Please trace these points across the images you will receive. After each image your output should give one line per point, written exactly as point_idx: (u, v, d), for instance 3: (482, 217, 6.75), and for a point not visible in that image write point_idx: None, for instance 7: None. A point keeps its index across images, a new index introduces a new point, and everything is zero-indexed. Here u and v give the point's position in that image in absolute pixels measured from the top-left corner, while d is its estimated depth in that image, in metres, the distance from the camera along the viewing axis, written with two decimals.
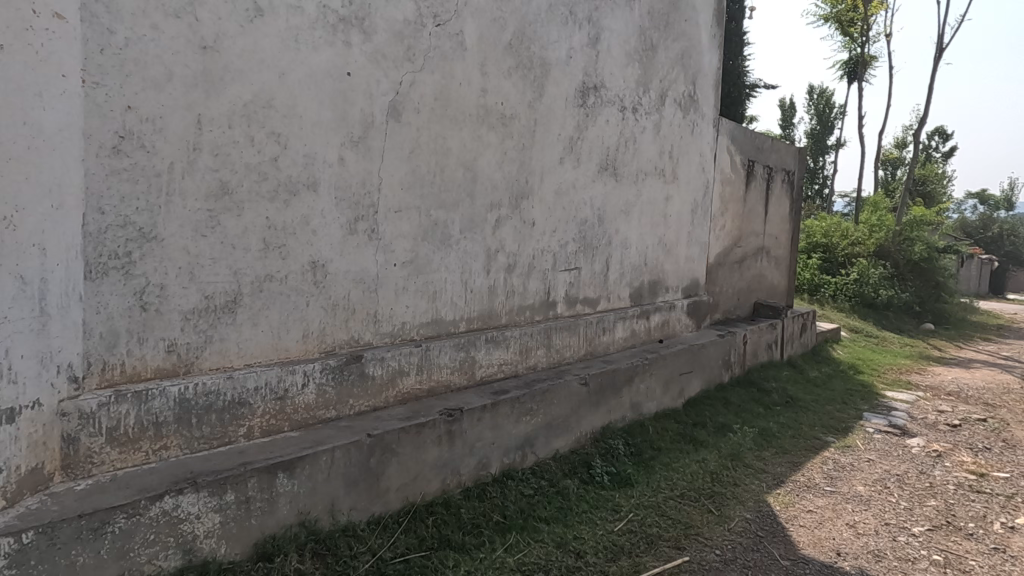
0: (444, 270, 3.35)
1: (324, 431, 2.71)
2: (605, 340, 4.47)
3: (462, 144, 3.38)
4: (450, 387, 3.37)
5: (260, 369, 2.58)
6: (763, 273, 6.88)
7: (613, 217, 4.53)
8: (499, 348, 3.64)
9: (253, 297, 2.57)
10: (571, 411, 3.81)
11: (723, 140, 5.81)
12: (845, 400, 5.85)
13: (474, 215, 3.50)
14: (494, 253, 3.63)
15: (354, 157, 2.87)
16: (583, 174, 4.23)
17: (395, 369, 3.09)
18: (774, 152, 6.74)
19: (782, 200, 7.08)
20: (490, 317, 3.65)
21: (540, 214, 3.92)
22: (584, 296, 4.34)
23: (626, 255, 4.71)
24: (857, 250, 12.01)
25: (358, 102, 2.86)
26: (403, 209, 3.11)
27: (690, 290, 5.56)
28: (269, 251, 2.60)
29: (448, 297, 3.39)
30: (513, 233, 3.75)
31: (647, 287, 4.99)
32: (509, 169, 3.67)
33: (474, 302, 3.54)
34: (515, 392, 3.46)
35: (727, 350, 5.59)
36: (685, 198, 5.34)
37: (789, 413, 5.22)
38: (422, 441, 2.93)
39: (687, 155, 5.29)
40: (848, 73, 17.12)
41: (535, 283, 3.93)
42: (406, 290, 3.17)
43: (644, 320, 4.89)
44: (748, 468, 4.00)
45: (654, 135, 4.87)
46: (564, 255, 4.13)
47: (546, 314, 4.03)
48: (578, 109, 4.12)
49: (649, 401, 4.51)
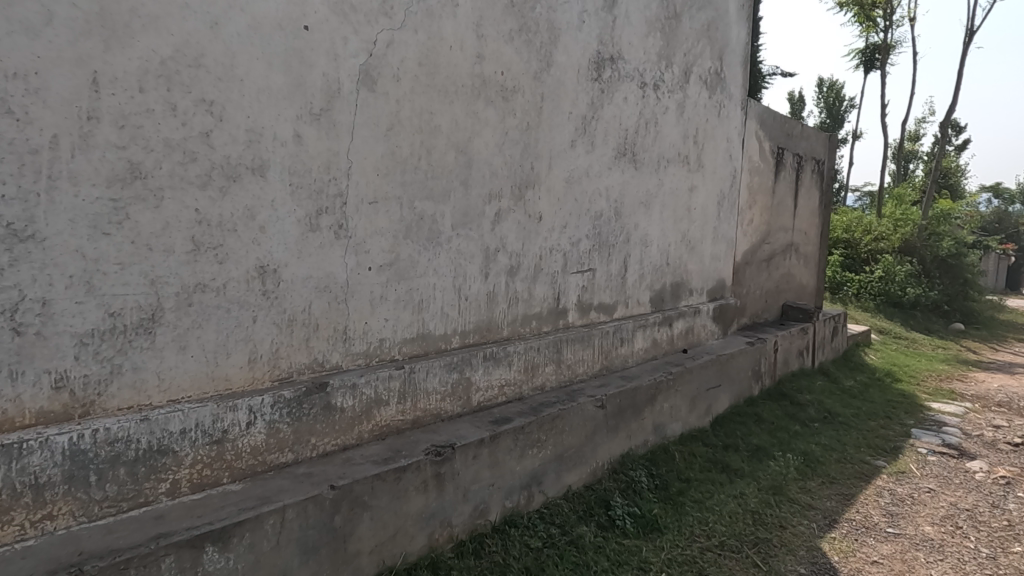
0: (432, 274, 2.76)
1: (276, 483, 2.13)
2: (623, 352, 3.88)
3: (455, 121, 2.78)
4: (440, 415, 2.78)
5: (189, 407, 1.99)
6: (791, 271, 6.27)
7: (632, 210, 3.93)
8: (500, 366, 3.06)
9: (178, 313, 1.99)
10: (585, 440, 3.22)
11: (751, 124, 5.20)
12: (888, 414, 5.23)
13: (469, 207, 2.90)
14: (493, 253, 3.04)
15: (316, 134, 2.28)
16: (598, 160, 3.63)
17: (371, 398, 2.50)
18: (804, 139, 6.12)
19: (811, 191, 6.46)
20: (489, 330, 3.06)
21: (548, 207, 3.33)
22: (600, 302, 3.75)
23: (646, 254, 4.11)
24: (882, 247, 11.35)
25: (319, 65, 2.27)
26: (380, 200, 2.52)
27: (716, 293, 4.96)
28: (200, 253, 2.02)
29: (438, 307, 2.80)
30: (517, 229, 3.16)
31: (670, 290, 4.39)
32: (511, 153, 3.08)
33: (469, 312, 2.95)
34: (519, 421, 2.88)
35: (756, 359, 4.99)
36: (710, 189, 4.74)
37: (829, 431, 4.61)
38: (402, 489, 2.35)
39: (713, 140, 4.69)
40: (865, 62, 16.43)
41: (542, 288, 3.34)
42: (384, 300, 2.58)
43: (666, 328, 4.29)
44: (794, 505, 3.40)
45: (677, 117, 4.27)
46: (576, 254, 3.53)
47: (555, 324, 3.44)
48: (591, 83, 3.52)
49: (673, 422, 3.93)
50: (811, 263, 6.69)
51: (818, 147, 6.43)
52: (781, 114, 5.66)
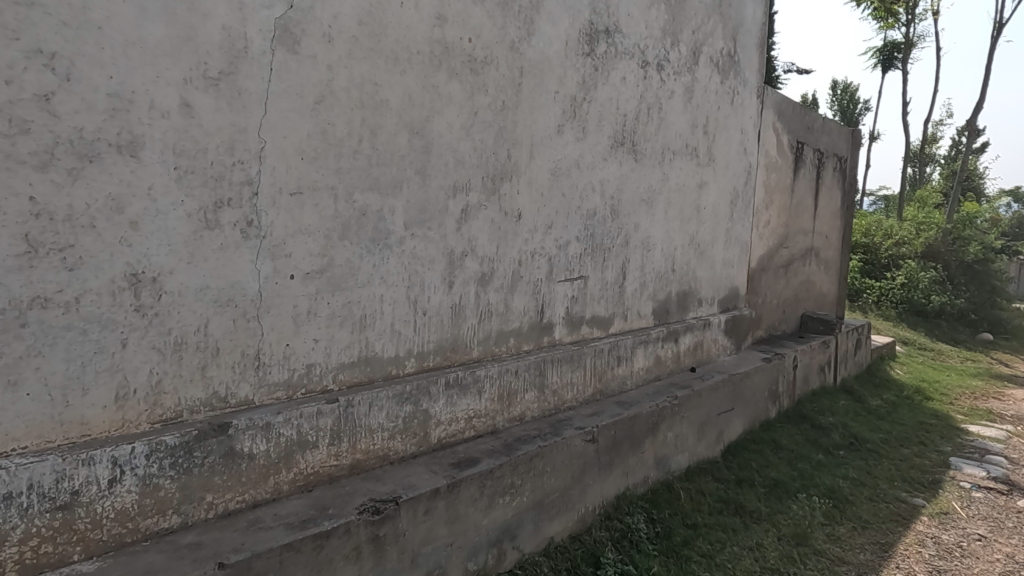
0: (379, 284, 2.24)
1: (147, 560, 1.61)
2: (620, 373, 3.35)
3: (408, 96, 2.27)
4: (388, 457, 2.27)
5: (18, 464, 1.47)
6: (811, 279, 5.71)
7: (631, 208, 3.40)
8: (468, 394, 2.54)
9: (5, 338, 1.47)
10: (571, 482, 2.70)
11: (768, 115, 4.66)
12: (923, 438, 4.66)
13: (428, 201, 2.38)
14: (459, 258, 2.53)
15: (212, 104, 1.77)
16: (591, 149, 3.11)
17: (292, 441, 1.99)
18: (826, 132, 5.57)
19: (833, 191, 5.90)
20: (455, 350, 2.54)
21: (529, 203, 2.80)
22: (593, 315, 3.22)
23: (648, 259, 3.57)
24: (903, 252, 10.74)
25: (217, 14, 1.76)
26: (306, 191, 2.01)
27: (728, 304, 4.42)
28: (38, 256, 1.50)
29: (387, 325, 2.29)
30: (490, 229, 2.64)
31: (676, 301, 3.86)
32: (481, 137, 2.56)
33: (428, 330, 2.43)
34: (487, 463, 2.35)
35: (774, 378, 4.45)
36: (722, 186, 4.20)
37: (857, 461, 4.06)
38: (325, 560, 1.83)
39: (725, 132, 4.16)
40: (884, 60, 15.85)
41: (522, 300, 2.81)
42: (313, 316, 2.06)
43: (671, 344, 3.75)
44: (821, 559, 2.88)
45: (684, 103, 3.74)
46: (564, 259, 3.01)
47: (539, 341, 2.91)
48: (582, 59, 3.00)
49: (677, 455, 3.40)
50: (833, 269, 6.12)
51: (840, 142, 5.87)
52: (801, 105, 5.12)
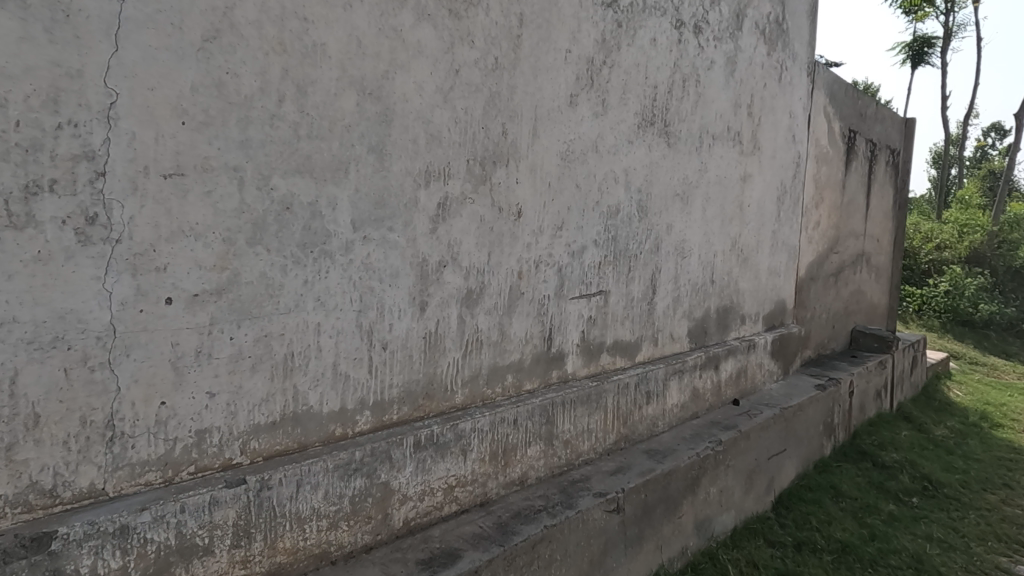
0: (313, 310, 1.57)
1: None
2: (650, 413, 2.66)
3: (355, 40, 1.59)
4: (327, 555, 1.60)
5: None
6: (862, 288, 4.98)
7: (662, 205, 2.72)
8: (448, 457, 1.86)
9: None
10: (589, 569, 2.02)
11: (820, 97, 3.95)
12: (1007, 479, 3.91)
13: (389, 191, 1.71)
14: (436, 269, 1.85)
15: (16, 29, 1.10)
16: (613, 129, 2.43)
17: (167, 550, 1.32)
18: (879, 121, 4.85)
19: (885, 187, 5.17)
20: (430, 396, 1.86)
21: (532, 196, 2.12)
22: (615, 340, 2.53)
23: (683, 268, 2.88)
24: (946, 257, 9.91)
25: None
26: (192, 172, 1.34)
27: (774, 321, 3.71)
28: None
29: (328, 366, 1.61)
30: (479, 231, 1.96)
31: (715, 319, 3.16)
32: (466, 105, 1.88)
33: (390, 371, 1.75)
34: (471, 558, 1.68)
35: (828, 410, 3.74)
36: (768, 180, 3.50)
37: (937, 513, 3.33)
38: None
39: (772, 115, 3.46)
40: (916, 56, 15.07)
41: (523, 325, 2.13)
42: (206, 359, 1.40)
43: (710, 372, 3.06)
44: None
45: (726, 76, 3.05)
46: (578, 270, 2.33)
47: (546, 378, 2.23)
48: (602, 11, 2.31)
49: (721, 515, 2.71)
50: (884, 277, 5.39)
51: (893, 133, 5.14)
52: (854, 88, 4.40)
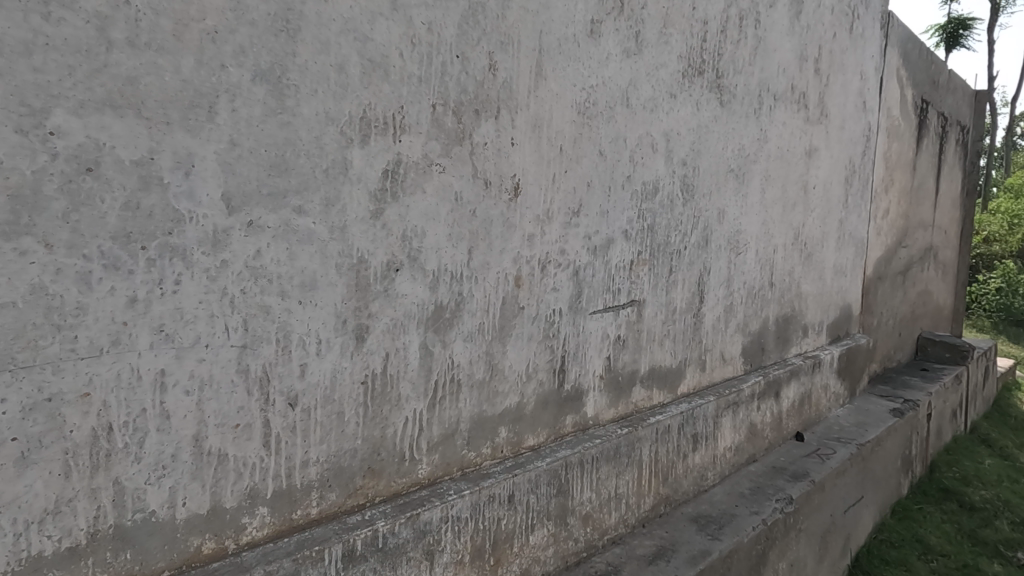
0: (149, 350, 0.91)
1: None
2: (697, 462, 1.99)
3: None
4: None
5: None
6: (929, 287, 4.26)
7: (713, 185, 2.04)
8: (404, 567, 1.20)
9: None
10: None
11: (893, 57, 3.23)
12: None
13: (294, 148, 1.04)
14: (382, 275, 1.18)
15: None
16: (650, 75, 1.74)
17: None
18: (951, 91, 4.12)
19: (955, 169, 4.44)
20: (377, 472, 1.20)
21: (536, 166, 1.45)
22: (651, 368, 1.86)
23: (739, 267, 2.20)
24: (995, 252, 9.13)
25: None
26: None
27: (840, 330, 3.02)
28: None
29: (182, 443, 0.95)
30: (452, 215, 1.29)
31: (774, 332, 2.48)
32: (428, 18, 1.21)
33: (304, 440, 1.09)
34: None
35: (906, 440, 3.04)
36: (836, 157, 2.81)
37: None
38: None
39: (841, 74, 2.76)
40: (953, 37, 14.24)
41: (522, 354, 1.47)
42: None
43: (770, 401, 2.37)
44: None
45: (791, 18, 2.35)
46: (603, 273, 1.66)
47: (556, 428, 1.57)
48: None
49: None
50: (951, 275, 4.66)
51: (965, 107, 4.41)
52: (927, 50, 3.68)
